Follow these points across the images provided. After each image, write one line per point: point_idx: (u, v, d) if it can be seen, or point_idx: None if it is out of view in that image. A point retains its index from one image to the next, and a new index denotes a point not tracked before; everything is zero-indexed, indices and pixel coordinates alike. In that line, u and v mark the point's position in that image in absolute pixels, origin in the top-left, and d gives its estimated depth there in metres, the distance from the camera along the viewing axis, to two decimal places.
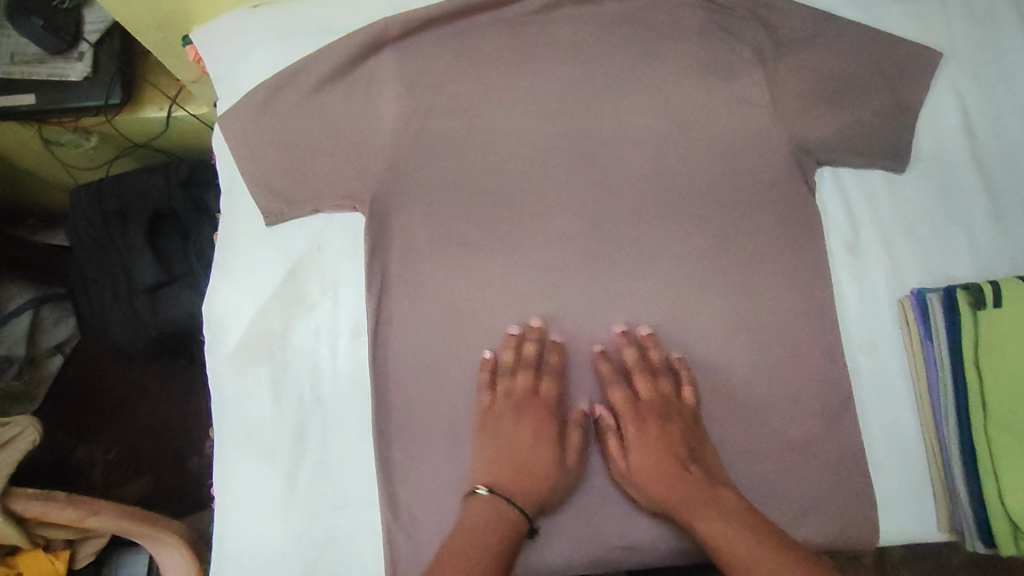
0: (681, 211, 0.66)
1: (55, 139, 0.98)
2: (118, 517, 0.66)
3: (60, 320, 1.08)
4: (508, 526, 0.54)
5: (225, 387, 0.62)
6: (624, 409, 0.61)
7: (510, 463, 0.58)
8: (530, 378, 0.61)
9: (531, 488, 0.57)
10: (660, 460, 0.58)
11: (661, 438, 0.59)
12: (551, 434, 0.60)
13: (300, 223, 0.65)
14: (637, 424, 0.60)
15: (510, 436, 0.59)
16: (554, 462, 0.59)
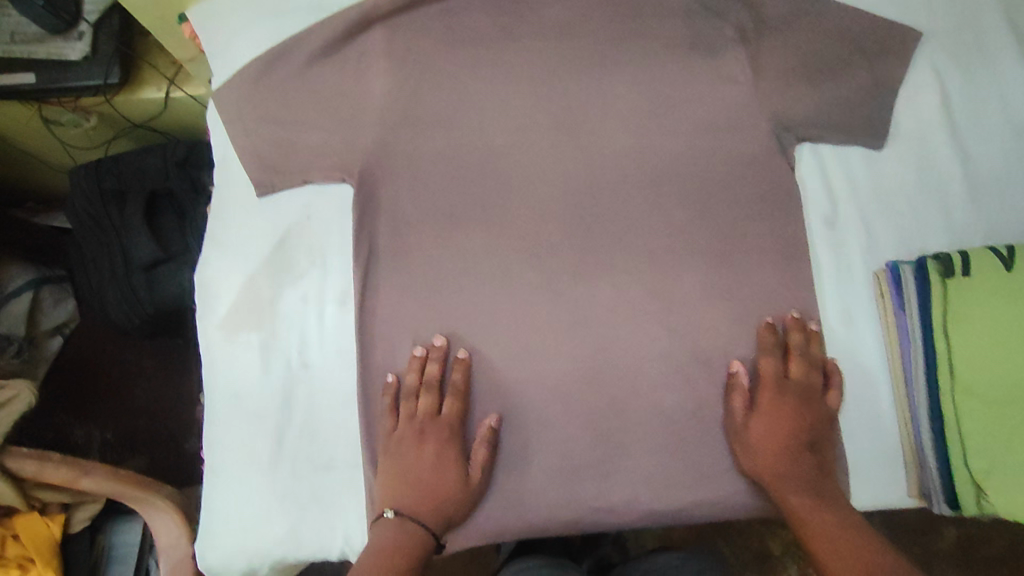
0: (663, 184, 0.67)
1: (55, 119, 1.00)
2: (110, 476, 0.69)
3: (59, 301, 1.10)
4: (411, 549, 0.57)
5: (216, 351, 0.64)
6: (778, 390, 0.62)
7: (416, 486, 0.59)
8: (444, 400, 0.62)
9: (436, 508, 0.59)
10: (781, 442, 0.60)
11: (791, 426, 0.61)
12: (453, 455, 0.60)
13: (291, 194, 0.67)
14: (785, 404, 0.61)
15: (414, 461, 0.60)
16: (458, 482, 0.60)
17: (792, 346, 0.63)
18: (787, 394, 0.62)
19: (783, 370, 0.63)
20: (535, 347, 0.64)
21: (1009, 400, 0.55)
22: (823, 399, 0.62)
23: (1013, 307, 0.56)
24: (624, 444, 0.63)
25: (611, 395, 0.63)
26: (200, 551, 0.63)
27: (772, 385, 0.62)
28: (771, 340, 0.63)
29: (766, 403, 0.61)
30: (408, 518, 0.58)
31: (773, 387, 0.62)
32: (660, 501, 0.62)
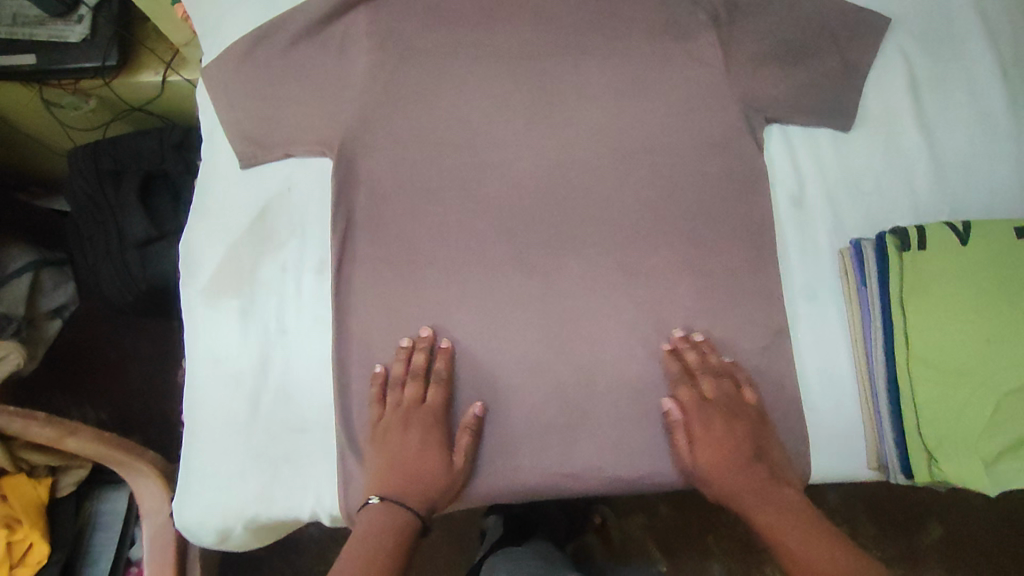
0: (633, 163, 0.69)
1: (56, 101, 1.03)
2: (92, 438, 0.70)
3: (59, 284, 1.12)
4: (399, 532, 0.59)
5: (198, 316, 0.66)
6: (707, 413, 0.62)
7: (402, 472, 0.61)
8: (429, 390, 0.63)
9: (423, 493, 0.61)
10: (724, 465, 0.62)
11: (727, 446, 0.62)
12: (438, 441, 0.62)
13: (273, 167, 0.69)
14: (710, 428, 0.62)
15: (400, 448, 0.61)
16: (444, 467, 0.62)
17: (704, 359, 0.64)
18: (707, 415, 0.62)
19: (695, 383, 0.63)
20: (506, 318, 0.66)
21: (962, 370, 0.57)
22: (743, 403, 0.63)
23: (965, 279, 0.58)
24: (590, 413, 0.64)
25: (578, 365, 0.65)
26: (178, 509, 0.65)
27: (696, 412, 0.62)
28: (684, 357, 0.64)
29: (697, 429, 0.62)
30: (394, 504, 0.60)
31: (696, 410, 0.62)
32: (624, 469, 0.64)
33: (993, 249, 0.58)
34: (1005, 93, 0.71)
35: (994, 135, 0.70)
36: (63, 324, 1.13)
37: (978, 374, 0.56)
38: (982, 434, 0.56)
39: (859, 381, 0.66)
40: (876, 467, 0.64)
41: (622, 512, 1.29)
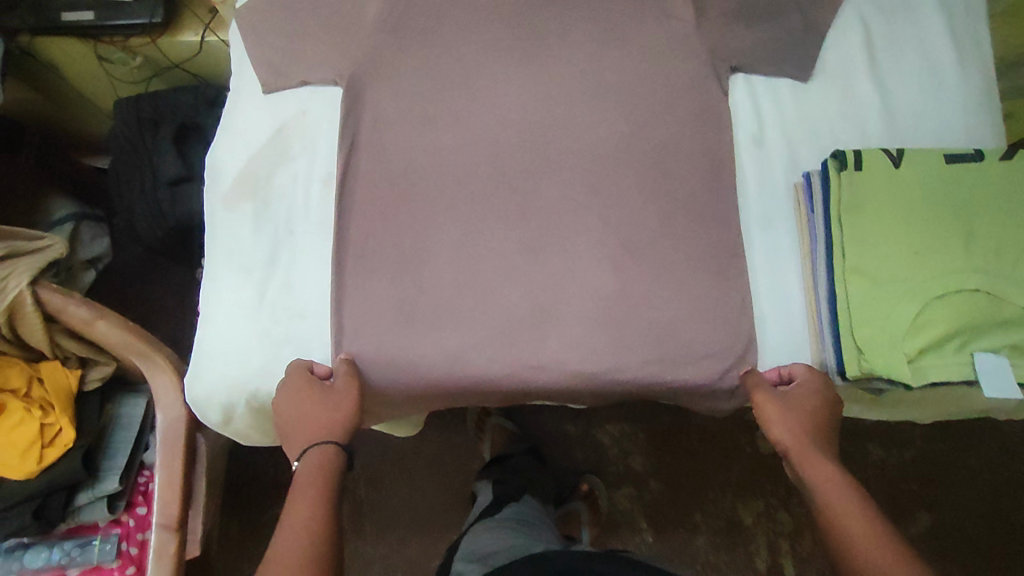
0: (609, 102, 0.77)
1: (107, 57, 1.15)
2: (121, 326, 0.81)
3: (95, 238, 1.27)
4: (331, 465, 0.65)
5: (217, 218, 0.76)
6: (817, 380, 0.67)
7: (301, 424, 0.66)
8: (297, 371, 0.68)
9: (328, 431, 0.66)
10: (806, 423, 0.66)
11: (817, 414, 0.66)
12: (311, 383, 0.67)
13: (291, 93, 0.78)
14: (812, 394, 0.67)
15: (292, 407, 0.66)
16: (335, 403, 0.67)
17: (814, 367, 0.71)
18: (816, 385, 0.67)
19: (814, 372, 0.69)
20: (487, 230, 0.74)
21: (891, 277, 0.63)
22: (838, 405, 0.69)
23: (895, 198, 0.64)
24: (557, 314, 0.72)
25: (549, 272, 0.73)
26: (190, 387, 0.74)
27: (810, 377, 0.67)
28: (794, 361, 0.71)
29: (797, 389, 0.67)
30: (315, 447, 0.65)
31: (811, 378, 0.67)
32: (586, 366, 0.70)
33: (923, 172, 0.64)
34: (953, 55, 0.78)
35: (941, 90, 0.77)
36: (96, 274, 1.25)
37: (904, 281, 0.63)
38: (905, 333, 0.62)
39: (807, 300, 0.72)
40: None
41: (611, 484, 1.32)
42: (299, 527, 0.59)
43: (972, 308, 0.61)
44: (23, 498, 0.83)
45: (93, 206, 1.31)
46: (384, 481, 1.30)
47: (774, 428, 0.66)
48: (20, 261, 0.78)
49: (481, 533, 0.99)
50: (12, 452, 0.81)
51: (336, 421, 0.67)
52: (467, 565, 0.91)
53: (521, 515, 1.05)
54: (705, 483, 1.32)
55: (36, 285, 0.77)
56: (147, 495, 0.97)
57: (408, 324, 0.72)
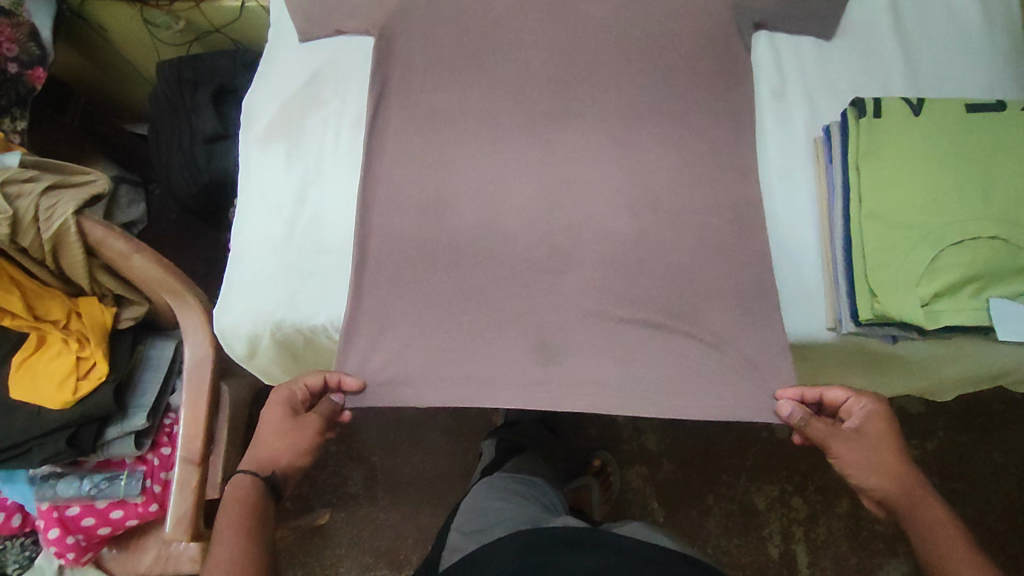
0: (633, 57, 0.78)
1: (153, 21, 1.20)
2: (155, 262, 0.83)
3: (132, 202, 1.34)
4: (256, 502, 0.65)
5: (251, 158, 0.79)
6: (876, 410, 0.68)
7: (260, 447, 0.69)
8: (284, 401, 0.70)
9: (268, 462, 0.68)
10: (891, 462, 0.66)
11: (893, 444, 0.67)
12: (286, 405, 0.70)
13: (325, 42, 0.82)
14: (880, 425, 0.67)
15: (263, 431, 0.69)
16: (297, 435, 0.69)
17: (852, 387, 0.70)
18: (874, 412, 0.67)
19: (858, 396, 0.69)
20: (509, 177, 0.76)
21: (907, 222, 0.63)
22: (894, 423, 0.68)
23: (915, 144, 0.64)
24: (574, 259, 0.74)
25: (568, 218, 0.75)
26: (217, 318, 0.76)
27: (870, 407, 0.67)
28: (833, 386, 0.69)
29: (862, 423, 0.67)
30: (242, 477, 0.67)
31: (869, 408, 0.67)
32: (601, 309, 0.72)
33: (944, 119, 0.65)
34: (978, 15, 0.78)
35: (966, 49, 0.77)
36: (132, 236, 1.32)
37: (921, 227, 0.63)
38: (921, 277, 0.62)
39: (822, 251, 0.73)
40: (831, 325, 0.71)
41: (624, 462, 1.32)
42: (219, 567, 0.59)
43: (990, 254, 0.62)
44: (58, 428, 0.86)
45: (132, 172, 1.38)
46: (398, 449, 1.32)
47: (859, 474, 0.67)
48: (65, 192, 0.80)
49: (475, 500, 0.97)
50: (51, 382, 0.86)
51: (282, 453, 0.68)
52: (460, 540, 0.89)
53: (520, 473, 1.06)
54: (718, 467, 1.31)
55: (80, 215, 0.80)
56: (172, 436, 0.98)
57: (430, 263, 0.74)
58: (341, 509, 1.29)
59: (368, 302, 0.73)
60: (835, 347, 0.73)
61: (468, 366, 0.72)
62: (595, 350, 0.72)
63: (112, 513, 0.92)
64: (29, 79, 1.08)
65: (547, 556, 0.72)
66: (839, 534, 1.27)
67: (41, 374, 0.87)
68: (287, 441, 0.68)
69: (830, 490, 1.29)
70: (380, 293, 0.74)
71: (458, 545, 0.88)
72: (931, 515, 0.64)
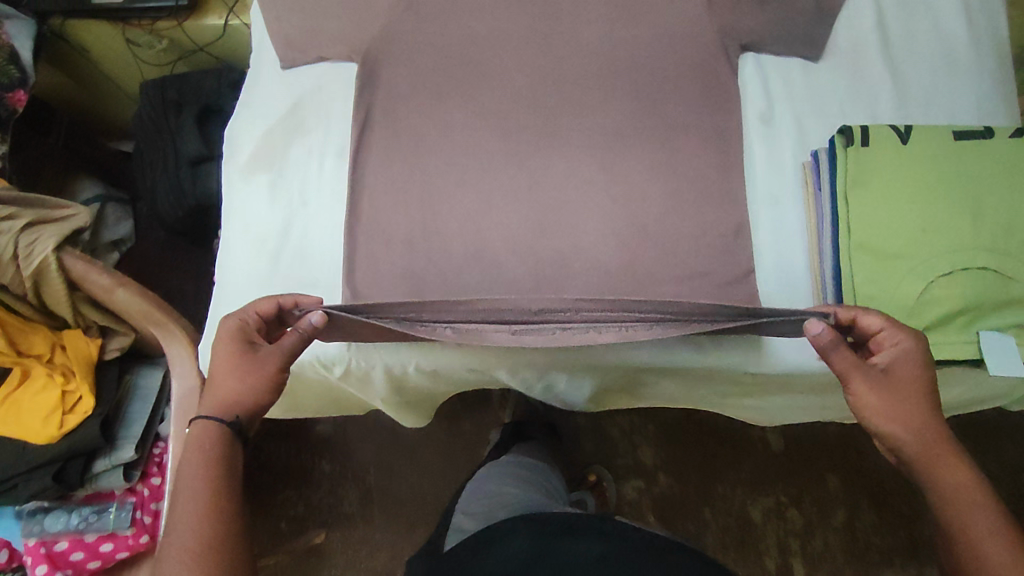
0: (618, 81, 0.78)
1: (134, 40, 1.19)
2: (139, 295, 0.81)
3: (120, 221, 1.31)
4: (216, 447, 0.65)
5: (235, 189, 0.78)
6: (913, 350, 0.61)
7: (218, 384, 0.66)
8: (235, 330, 0.66)
9: (231, 403, 0.66)
10: (912, 408, 0.62)
11: (918, 387, 0.62)
12: (239, 338, 0.66)
13: (308, 69, 0.81)
14: (914, 368, 0.61)
15: (219, 368, 0.66)
16: (256, 367, 0.66)
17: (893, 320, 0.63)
18: (909, 353, 0.61)
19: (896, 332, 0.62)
20: (495, 204, 0.75)
21: (896, 253, 0.63)
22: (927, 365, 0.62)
23: (905, 171, 0.64)
24: (563, 287, 0.73)
25: (557, 247, 0.74)
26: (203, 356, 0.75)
27: (906, 345, 0.61)
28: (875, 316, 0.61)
29: (892, 363, 0.61)
30: (203, 421, 0.66)
31: (906, 347, 0.61)
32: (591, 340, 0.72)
33: (931, 147, 0.64)
34: (967, 35, 0.78)
35: (953, 71, 0.77)
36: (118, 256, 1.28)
37: (910, 259, 0.63)
38: (910, 310, 0.62)
39: (813, 279, 0.72)
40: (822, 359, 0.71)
41: (620, 475, 1.31)
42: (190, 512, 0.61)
43: (983, 285, 0.61)
44: (45, 462, 0.84)
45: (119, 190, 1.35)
46: (393, 467, 1.31)
47: (874, 413, 0.62)
48: (45, 227, 0.79)
49: (483, 483, 1.03)
50: (34, 417, 0.83)
51: (243, 392, 0.67)
52: (464, 519, 0.93)
53: (527, 457, 1.13)
54: (714, 478, 1.31)
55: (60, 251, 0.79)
56: (162, 466, 0.97)
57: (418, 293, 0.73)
58: (335, 530, 1.28)
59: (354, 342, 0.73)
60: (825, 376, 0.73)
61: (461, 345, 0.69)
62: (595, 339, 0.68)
63: (101, 546, 0.90)
64: (10, 102, 1.06)
65: (548, 541, 0.73)
66: (835, 547, 1.27)
67: (25, 409, 0.84)
68: (245, 375, 0.66)
69: (827, 501, 1.29)
70: None
71: (464, 527, 0.91)
72: (937, 464, 0.62)
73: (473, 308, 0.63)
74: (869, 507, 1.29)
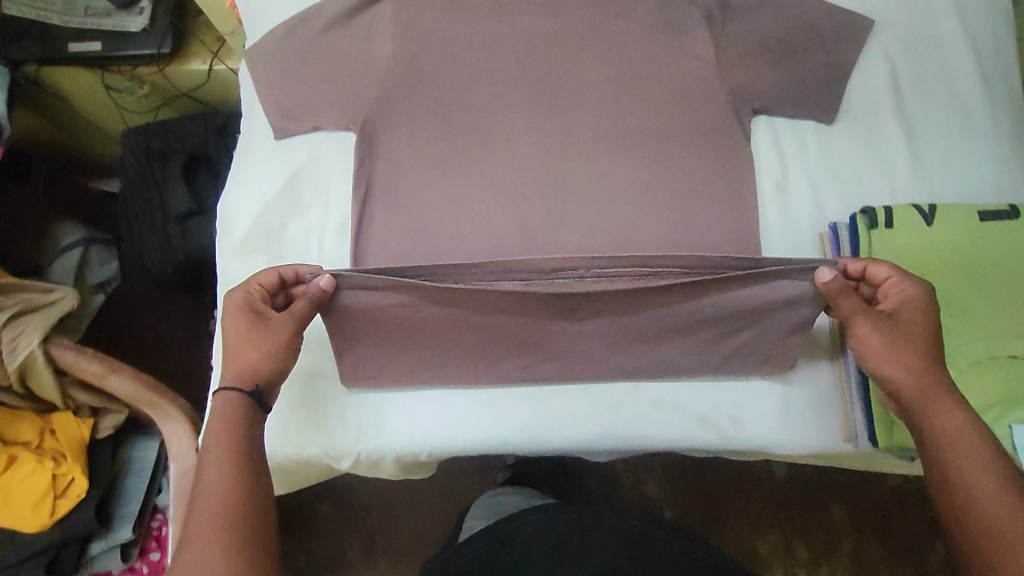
0: (627, 147, 0.75)
1: (114, 86, 1.13)
2: (134, 380, 0.78)
3: (105, 262, 1.23)
4: (239, 416, 0.61)
5: (231, 270, 0.75)
6: (918, 297, 0.62)
7: (230, 360, 0.63)
8: (240, 299, 0.64)
9: (247, 374, 0.62)
10: (922, 357, 0.60)
11: (926, 336, 0.61)
12: (247, 308, 0.64)
13: (302, 139, 0.77)
14: (920, 314, 0.61)
15: (230, 341, 0.63)
16: (268, 335, 0.63)
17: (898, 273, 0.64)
18: (916, 299, 0.61)
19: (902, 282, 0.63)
20: None
21: None
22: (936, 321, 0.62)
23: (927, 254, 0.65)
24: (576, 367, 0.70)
25: None
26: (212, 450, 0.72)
27: (913, 292, 0.62)
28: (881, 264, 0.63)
29: (898, 307, 0.62)
30: (225, 395, 0.61)
31: (911, 293, 0.62)
32: (606, 428, 0.70)
33: (955, 229, 0.65)
34: (982, 94, 0.76)
35: (970, 132, 0.75)
36: (104, 298, 1.21)
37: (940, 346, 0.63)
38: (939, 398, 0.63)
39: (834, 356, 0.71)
40: (846, 446, 0.69)
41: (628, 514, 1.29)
42: (212, 493, 0.56)
43: (1012, 376, 0.62)
44: (37, 551, 0.81)
45: (103, 231, 1.27)
46: (396, 514, 1.27)
47: (882, 358, 0.61)
48: (30, 320, 0.77)
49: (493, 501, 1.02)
50: (25, 505, 0.79)
51: (261, 363, 0.63)
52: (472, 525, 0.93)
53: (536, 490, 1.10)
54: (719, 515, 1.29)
55: (47, 341, 0.75)
56: (161, 540, 0.93)
57: (430, 382, 0.71)
58: None
59: (369, 438, 0.70)
60: (846, 457, 0.71)
61: (478, 320, 0.68)
62: (624, 307, 0.66)
63: None
64: None
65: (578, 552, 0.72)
66: None
67: (14, 496, 0.79)
68: (258, 341, 0.63)
69: (833, 533, 1.27)
70: (385, 423, 0.70)
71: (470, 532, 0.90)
72: (951, 418, 0.59)
73: (483, 270, 0.64)
74: (879, 541, 1.26)
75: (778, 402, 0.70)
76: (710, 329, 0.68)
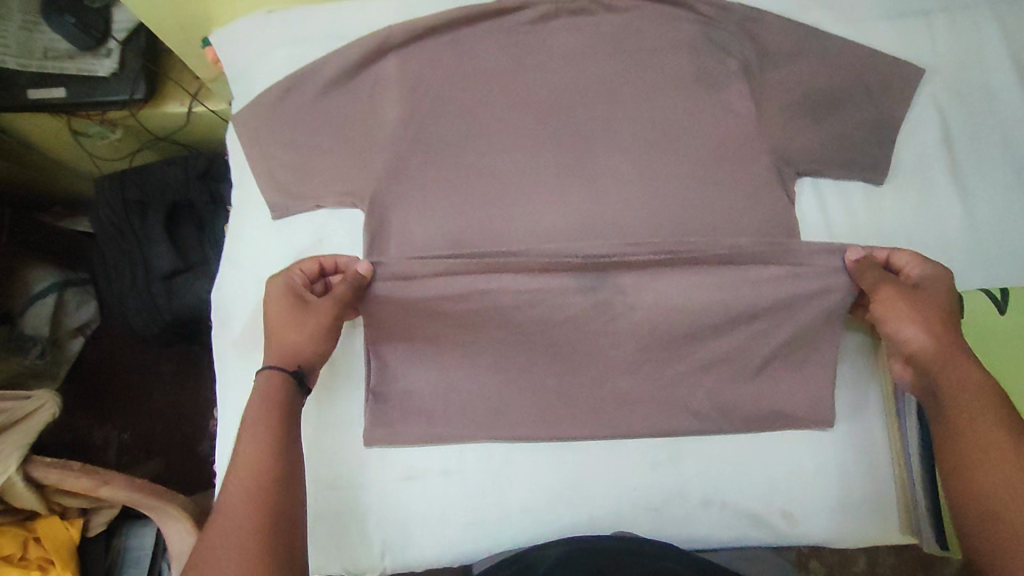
0: (665, 215, 0.67)
1: (83, 131, 1.03)
2: (128, 487, 0.71)
3: (82, 303, 1.12)
4: (281, 398, 0.56)
5: (232, 368, 0.68)
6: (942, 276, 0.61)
7: (273, 342, 0.59)
8: (278, 283, 0.61)
9: (289, 355, 0.59)
10: (942, 326, 0.58)
11: (947, 311, 0.59)
12: (289, 292, 0.60)
13: (305, 216, 0.70)
14: (942, 290, 0.60)
15: (272, 323, 0.60)
16: (310, 317, 0.60)
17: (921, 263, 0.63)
18: (941, 278, 0.60)
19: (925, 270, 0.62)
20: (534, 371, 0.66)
21: None
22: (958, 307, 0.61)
23: (1002, 344, 0.64)
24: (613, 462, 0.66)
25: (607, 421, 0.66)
26: None
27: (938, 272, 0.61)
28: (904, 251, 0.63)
29: (921, 284, 0.60)
30: (268, 374, 0.57)
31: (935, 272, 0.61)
32: (654, 531, 0.66)
33: None
34: None
35: None
36: (85, 343, 1.13)
37: None
38: None
39: (893, 451, 0.67)
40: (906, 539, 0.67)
41: None
42: (250, 463, 0.52)
43: None
44: None
45: (76, 269, 1.13)
46: None
47: (900, 324, 0.59)
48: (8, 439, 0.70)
49: None
50: None
51: (304, 344, 0.59)
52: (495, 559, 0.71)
53: None
54: None
55: (29, 462, 0.70)
56: None
57: (468, 492, 0.65)
58: None
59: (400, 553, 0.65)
60: None
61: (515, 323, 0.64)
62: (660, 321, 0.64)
63: None
64: None
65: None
66: None
67: None
68: (302, 322, 0.59)
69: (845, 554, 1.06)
70: (422, 535, 0.65)
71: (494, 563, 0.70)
72: (966, 379, 0.56)
73: (526, 257, 0.62)
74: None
75: (838, 495, 0.66)
76: (753, 326, 0.65)
